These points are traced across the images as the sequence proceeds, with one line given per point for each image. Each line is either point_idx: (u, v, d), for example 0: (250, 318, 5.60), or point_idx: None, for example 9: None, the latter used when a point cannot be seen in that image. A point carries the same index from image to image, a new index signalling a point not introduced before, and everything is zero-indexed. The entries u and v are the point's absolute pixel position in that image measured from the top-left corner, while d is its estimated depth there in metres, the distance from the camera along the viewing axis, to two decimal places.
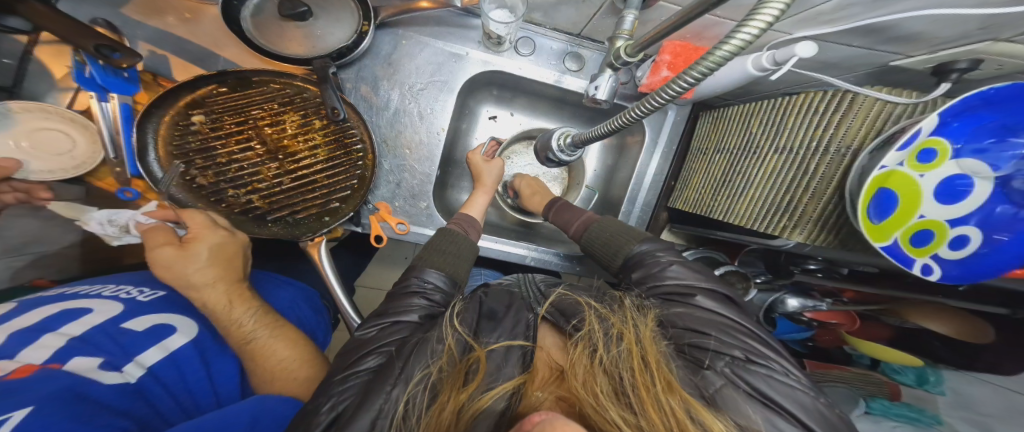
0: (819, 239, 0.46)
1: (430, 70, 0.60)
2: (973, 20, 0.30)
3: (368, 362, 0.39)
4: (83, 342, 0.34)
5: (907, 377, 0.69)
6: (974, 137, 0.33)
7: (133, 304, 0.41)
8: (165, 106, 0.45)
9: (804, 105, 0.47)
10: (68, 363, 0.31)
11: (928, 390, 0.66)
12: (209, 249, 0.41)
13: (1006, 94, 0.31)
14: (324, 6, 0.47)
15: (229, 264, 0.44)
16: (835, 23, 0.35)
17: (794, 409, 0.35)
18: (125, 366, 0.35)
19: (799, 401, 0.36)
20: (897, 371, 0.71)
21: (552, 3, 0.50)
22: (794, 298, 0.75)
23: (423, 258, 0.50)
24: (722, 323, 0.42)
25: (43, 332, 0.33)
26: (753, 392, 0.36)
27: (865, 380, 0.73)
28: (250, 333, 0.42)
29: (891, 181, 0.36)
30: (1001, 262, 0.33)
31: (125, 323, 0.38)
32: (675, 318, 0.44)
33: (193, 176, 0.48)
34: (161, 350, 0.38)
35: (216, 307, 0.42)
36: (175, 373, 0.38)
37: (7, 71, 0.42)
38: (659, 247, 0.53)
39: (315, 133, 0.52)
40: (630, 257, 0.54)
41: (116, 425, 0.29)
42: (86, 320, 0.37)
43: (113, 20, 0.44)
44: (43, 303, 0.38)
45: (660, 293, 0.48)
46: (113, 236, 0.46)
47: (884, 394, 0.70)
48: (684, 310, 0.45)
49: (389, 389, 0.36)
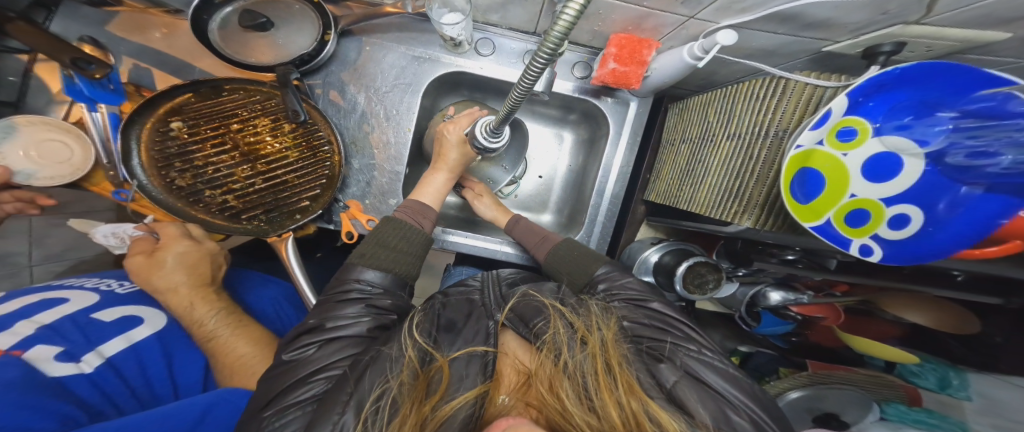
0: (767, 223, 0.42)
1: (394, 74, 0.63)
2: (869, 5, 0.30)
3: (307, 391, 0.38)
4: (52, 331, 0.38)
5: (926, 381, 0.60)
6: (893, 115, 0.30)
7: (107, 297, 0.47)
8: (144, 115, 0.49)
9: (747, 92, 0.45)
10: (29, 351, 0.35)
11: (951, 395, 0.57)
12: (174, 257, 0.46)
13: (916, 73, 0.30)
14: (286, 18, 0.52)
15: (195, 267, 0.48)
16: (750, 11, 0.36)
17: (744, 397, 0.36)
18: (84, 356, 0.38)
19: (748, 389, 0.37)
20: (915, 374, 0.62)
21: (500, 3, 0.52)
22: (776, 291, 0.69)
23: (363, 255, 0.49)
24: (676, 325, 0.44)
25: (19, 318, 0.38)
26: (711, 387, 0.37)
27: (876, 383, 0.63)
28: (212, 332, 0.46)
29: (812, 160, 0.33)
30: (944, 242, 0.29)
31: (94, 314, 0.43)
32: (640, 318, 0.46)
33: (173, 178, 0.51)
34: (124, 341, 0.42)
35: (179, 309, 0.46)
36: (136, 364, 0.41)
37: (12, 88, 0.47)
38: (617, 267, 0.54)
39: (286, 136, 0.56)
40: (588, 281, 0.54)
41: (61, 412, 0.32)
42: (60, 309, 0.42)
43: (100, 38, 0.49)
44: (27, 293, 0.43)
45: (622, 298, 0.49)
46: (117, 246, 0.50)
47: (901, 398, 0.61)
48: (648, 315, 0.46)
49: (336, 417, 0.35)
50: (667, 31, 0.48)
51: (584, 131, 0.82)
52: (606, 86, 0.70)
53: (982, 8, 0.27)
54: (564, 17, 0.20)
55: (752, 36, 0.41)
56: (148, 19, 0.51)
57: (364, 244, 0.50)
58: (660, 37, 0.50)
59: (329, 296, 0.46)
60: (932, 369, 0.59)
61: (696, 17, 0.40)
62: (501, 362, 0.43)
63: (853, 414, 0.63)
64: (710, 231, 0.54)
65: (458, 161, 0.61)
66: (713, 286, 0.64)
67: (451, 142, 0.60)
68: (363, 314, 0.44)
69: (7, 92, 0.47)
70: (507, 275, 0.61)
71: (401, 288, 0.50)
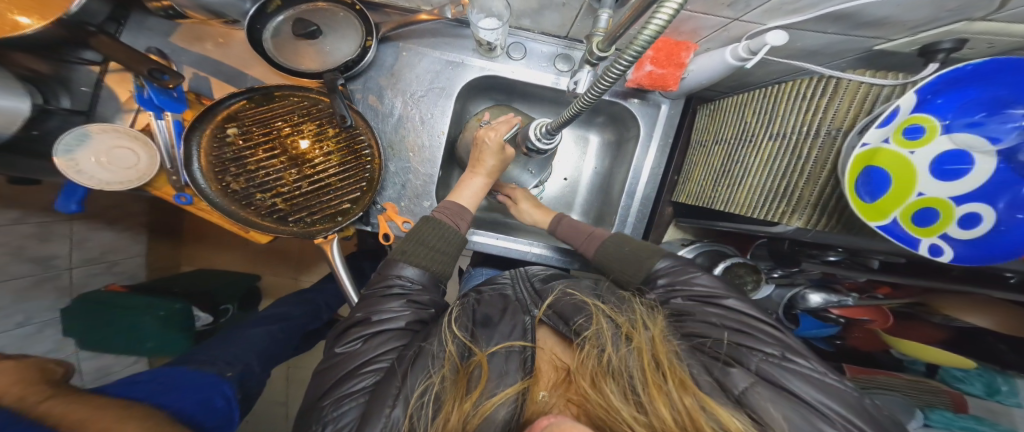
0: (819, 224, 0.41)
1: (429, 78, 0.64)
2: (933, 3, 0.29)
3: (359, 383, 0.40)
4: None
5: (973, 387, 0.60)
6: (963, 112, 0.29)
7: None
8: (204, 122, 0.51)
9: (793, 92, 0.44)
10: None
11: (1000, 401, 0.57)
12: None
13: (986, 69, 0.28)
14: (332, 26, 0.54)
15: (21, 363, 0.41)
16: (802, 11, 0.35)
17: (839, 406, 0.33)
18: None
19: (844, 398, 0.34)
20: (959, 379, 0.62)
21: (536, 9, 0.53)
22: (817, 293, 0.67)
23: (403, 252, 0.49)
24: (758, 327, 0.41)
25: None
26: (794, 392, 0.34)
27: (920, 389, 0.65)
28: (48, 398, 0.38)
29: (878, 158, 0.32)
30: (1021, 243, 0.28)
31: None
32: (709, 319, 0.43)
33: (227, 182, 0.54)
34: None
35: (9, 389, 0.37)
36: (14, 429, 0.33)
37: (84, 98, 0.51)
38: (679, 263, 0.50)
39: (328, 141, 0.58)
40: (648, 274, 0.51)
41: None
42: None
43: (163, 48, 0.52)
44: None
45: (691, 295, 0.46)
46: None
47: (946, 405, 0.62)
48: (718, 311, 0.44)
49: (388, 409, 0.37)
50: (706, 34, 0.48)
51: (611, 134, 0.83)
52: (635, 89, 0.70)
53: None
54: (653, 22, 0.21)
55: (799, 36, 0.41)
56: (205, 30, 0.53)
57: (403, 241, 0.51)
58: (698, 39, 0.50)
59: (373, 291, 0.48)
60: (979, 375, 0.59)
61: (741, 19, 0.40)
62: (539, 357, 0.43)
63: (903, 418, 0.60)
64: (750, 231, 0.54)
65: (494, 165, 0.62)
66: (750, 287, 0.64)
67: (491, 148, 0.61)
68: (406, 308, 0.46)
69: (80, 102, 0.51)
70: (539, 271, 0.61)
71: (436, 286, 0.51)
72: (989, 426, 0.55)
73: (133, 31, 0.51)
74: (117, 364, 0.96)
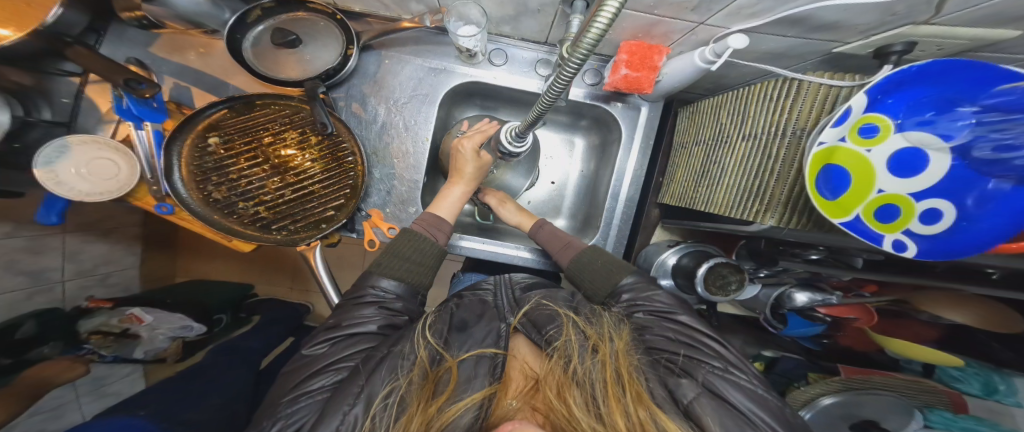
0: (792, 222, 0.41)
1: (412, 85, 0.65)
2: (879, 8, 0.31)
3: (320, 381, 0.40)
4: None
5: (971, 386, 0.59)
6: (913, 111, 0.31)
7: None
8: (185, 132, 0.52)
9: (762, 94, 0.45)
10: None
11: (999, 401, 0.56)
12: None
13: (933, 69, 0.30)
14: (313, 35, 0.55)
15: None
16: (759, 16, 0.37)
17: (766, 416, 0.35)
18: None
19: (769, 407, 0.36)
20: (957, 379, 0.62)
21: (513, 15, 0.54)
22: (801, 292, 0.68)
23: (379, 264, 0.50)
24: (705, 340, 0.42)
25: None
26: (734, 403, 0.36)
27: (917, 389, 0.62)
28: None
29: (836, 156, 0.33)
30: (981, 237, 0.28)
31: None
32: (662, 331, 0.45)
33: (209, 191, 0.54)
34: None
35: None
36: None
37: (65, 109, 0.51)
38: (643, 280, 0.51)
39: (311, 148, 0.58)
40: (613, 290, 0.52)
41: None
42: None
43: (144, 58, 0.53)
44: None
45: (648, 310, 0.47)
46: None
47: (945, 405, 0.61)
48: (673, 326, 0.45)
49: (347, 408, 0.37)
50: (676, 37, 0.48)
51: (595, 137, 0.84)
52: (616, 92, 0.71)
53: (989, 8, 0.28)
54: (598, 23, 0.21)
55: (762, 40, 0.42)
56: (186, 40, 0.54)
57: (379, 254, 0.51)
58: (670, 42, 0.51)
59: (347, 300, 0.48)
60: (975, 375, 0.59)
61: (706, 22, 0.41)
62: (511, 365, 0.43)
63: (896, 422, 0.62)
64: (729, 231, 0.53)
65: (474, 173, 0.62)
66: (736, 287, 0.63)
67: (467, 156, 0.61)
68: (377, 314, 0.46)
69: (61, 113, 0.51)
70: (521, 280, 0.60)
71: (414, 296, 0.51)
72: (988, 426, 0.55)
73: (113, 41, 0.52)
74: (110, 376, 0.96)
